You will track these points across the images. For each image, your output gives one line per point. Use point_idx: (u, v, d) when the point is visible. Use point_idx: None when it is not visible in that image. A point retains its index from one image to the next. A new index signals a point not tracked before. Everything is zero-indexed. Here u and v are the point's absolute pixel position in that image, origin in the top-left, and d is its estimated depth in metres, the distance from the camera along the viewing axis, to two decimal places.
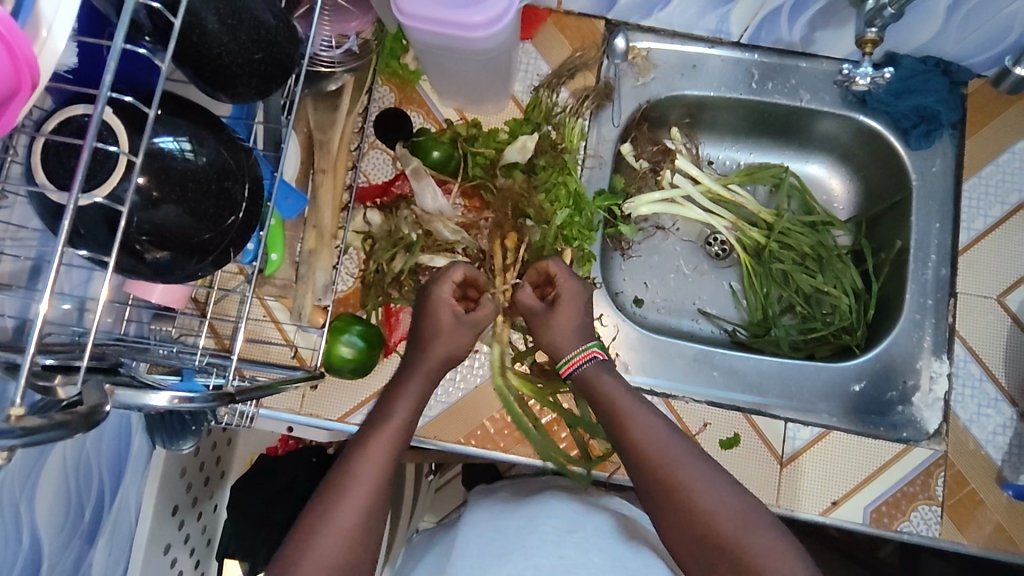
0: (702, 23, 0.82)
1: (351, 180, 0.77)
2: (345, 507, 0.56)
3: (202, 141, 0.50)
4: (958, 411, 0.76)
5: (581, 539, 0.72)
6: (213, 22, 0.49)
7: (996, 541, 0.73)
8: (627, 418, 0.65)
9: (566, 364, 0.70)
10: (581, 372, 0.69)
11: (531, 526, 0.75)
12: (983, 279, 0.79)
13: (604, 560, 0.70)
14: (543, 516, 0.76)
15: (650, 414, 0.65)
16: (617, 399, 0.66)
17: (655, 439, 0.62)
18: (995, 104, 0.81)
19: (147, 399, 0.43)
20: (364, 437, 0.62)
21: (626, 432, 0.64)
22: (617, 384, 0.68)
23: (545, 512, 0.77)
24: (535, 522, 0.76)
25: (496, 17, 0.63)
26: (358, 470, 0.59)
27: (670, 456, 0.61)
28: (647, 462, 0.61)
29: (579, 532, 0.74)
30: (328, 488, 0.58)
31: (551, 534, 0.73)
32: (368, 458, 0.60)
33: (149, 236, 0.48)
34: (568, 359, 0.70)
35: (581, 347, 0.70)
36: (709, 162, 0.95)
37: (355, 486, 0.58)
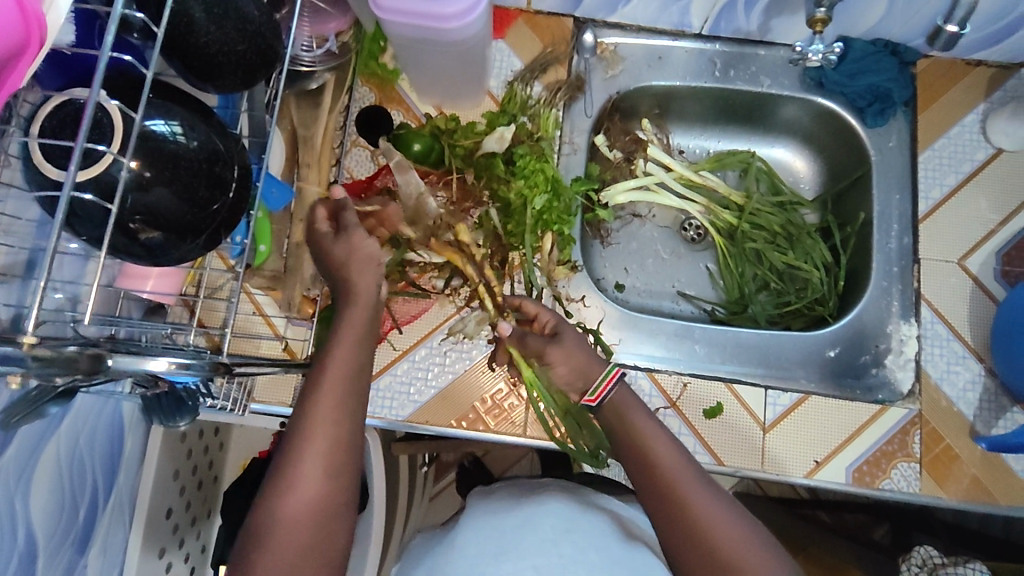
0: (665, 16, 0.87)
1: (335, 175, 0.80)
2: (291, 505, 0.54)
3: (193, 126, 0.52)
4: (929, 370, 0.79)
5: (577, 537, 0.73)
6: (200, 13, 0.52)
7: (974, 494, 0.75)
8: (649, 451, 0.61)
9: (596, 391, 0.66)
10: (607, 402, 0.66)
11: (529, 528, 0.75)
12: (944, 245, 0.83)
13: (602, 558, 0.71)
14: (539, 514, 0.77)
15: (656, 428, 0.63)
16: (640, 424, 0.63)
17: (681, 474, 0.59)
18: (943, 81, 0.87)
19: (147, 366, 0.45)
20: (307, 412, 0.57)
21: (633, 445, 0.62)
22: (645, 412, 0.65)
23: (538, 510, 0.78)
24: (529, 522, 0.77)
25: (469, 8, 0.66)
26: (302, 459, 0.55)
27: (692, 495, 0.58)
28: (666, 500, 0.58)
29: (577, 530, 0.75)
30: (272, 478, 0.56)
31: (550, 534, 0.74)
32: (310, 453, 0.56)
33: (142, 216, 0.50)
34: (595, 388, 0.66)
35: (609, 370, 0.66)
36: (680, 151, 0.99)
37: (299, 479, 0.55)
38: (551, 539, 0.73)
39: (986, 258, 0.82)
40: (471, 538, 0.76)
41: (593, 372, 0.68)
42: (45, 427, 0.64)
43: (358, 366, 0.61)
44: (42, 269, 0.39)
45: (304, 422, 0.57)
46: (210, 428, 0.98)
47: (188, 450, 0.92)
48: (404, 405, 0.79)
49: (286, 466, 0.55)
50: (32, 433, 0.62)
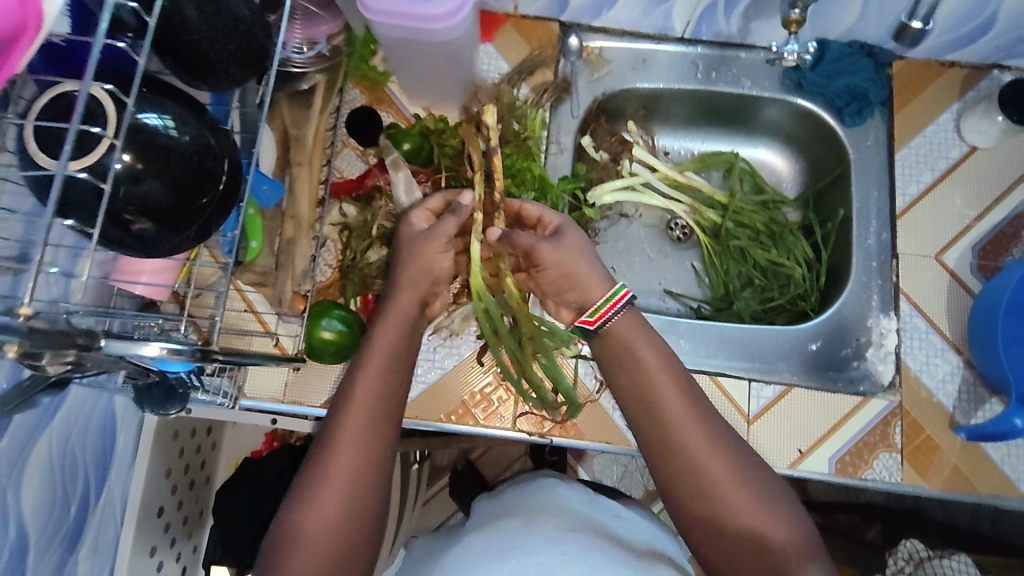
0: (647, 21, 0.89)
1: (326, 174, 0.81)
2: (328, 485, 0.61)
3: (185, 120, 0.54)
4: (908, 362, 0.81)
5: (580, 537, 0.73)
6: (192, 11, 0.54)
7: (954, 483, 0.77)
8: (647, 381, 0.66)
9: (596, 312, 0.68)
10: (606, 324, 0.68)
11: (532, 527, 0.75)
12: (921, 240, 0.85)
13: (604, 556, 0.71)
14: (545, 516, 0.77)
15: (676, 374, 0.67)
16: (640, 348, 0.68)
17: (675, 402, 0.65)
18: (919, 82, 0.89)
19: (139, 351, 0.46)
20: (333, 435, 0.63)
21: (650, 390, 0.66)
22: (646, 336, 0.69)
23: (546, 516, 0.77)
24: (537, 521, 0.76)
25: (454, 9, 0.69)
26: (328, 480, 0.61)
27: (682, 422, 0.64)
28: (658, 428, 0.65)
29: (579, 531, 0.75)
30: (296, 499, 0.61)
31: (553, 533, 0.74)
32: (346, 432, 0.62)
33: (135, 206, 0.51)
34: (597, 309, 0.68)
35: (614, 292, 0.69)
36: (665, 152, 1.02)
37: (322, 501, 0.60)
38: (542, 534, 0.74)
39: (962, 252, 0.84)
40: (473, 543, 0.75)
41: (593, 291, 0.70)
42: (37, 420, 0.65)
43: (388, 381, 0.66)
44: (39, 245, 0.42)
45: (329, 449, 0.62)
46: (201, 428, 0.99)
47: (180, 449, 0.93)
48: None
49: (311, 489, 0.61)
50: (24, 426, 0.63)
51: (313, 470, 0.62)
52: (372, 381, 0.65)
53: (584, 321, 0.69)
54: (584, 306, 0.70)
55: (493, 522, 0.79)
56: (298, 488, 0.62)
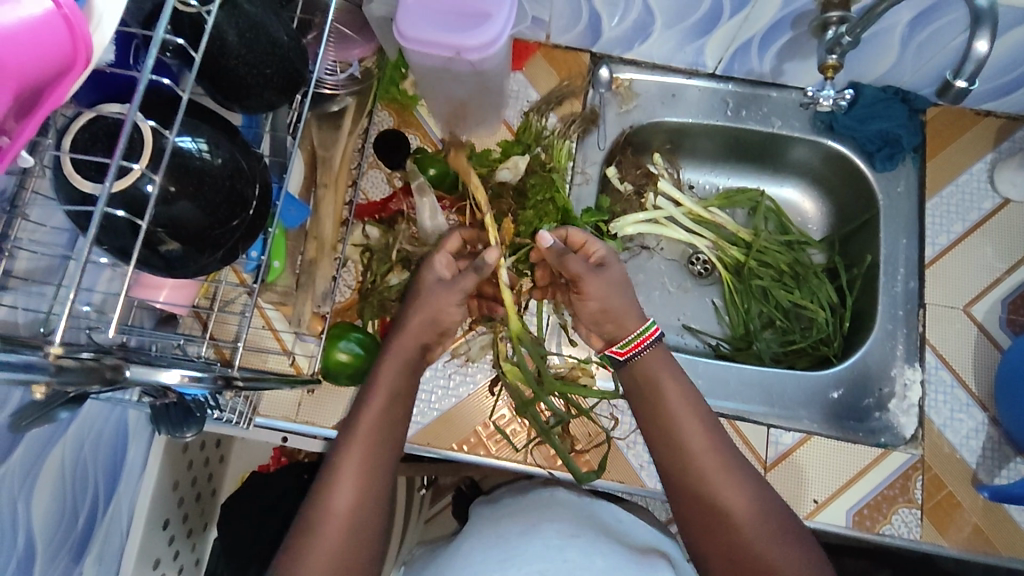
0: (680, 56, 0.89)
1: (351, 196, 0.81)
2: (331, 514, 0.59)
3: (218, 144, 0.54)
4: (932, 416, 0.79)
5: (584, 543, 0.71)
6: (233, 36, 0.54)
7: (975, 542, 0.75)
8: (669, 407, 0.66)
9: (627, 345, 0.69)
10: (635, 360, 0.69)
11: (532, 534, 0.73)
12: (949, 291, 0.83)
13: (606, 564, 0.69)
14: (545, 522, 0.75)
15: (690, 398, 0.68)
16: (667, 384, 0.67)
17: (699, 433, 0.65)
18: (952, 129, 0.88)
19: (159, 377, 0.46)
20: (336, 460, 0.62)
21: (666, 410, 0.67)
22: (678, 380, 0.68)
23: (544, 520, 0.75)
24: (536, 528, 0.74)
25: (490, 41, 0.68)
26: (335, 494, 0.60)
27: (702, 452, 0.64)
28: (676, 458, 0.65)
29: (581, 537, 0.72)
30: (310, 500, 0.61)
31: (555, 540, 0.71)
32: (351, 461, 0.62)
33: (165, 228, 0.51)
34: (627, 341, 0.69)
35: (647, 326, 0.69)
36: (690, 186, 1.01)
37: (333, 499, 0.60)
38: (542, 539, 0.71)
39: (991, 306, 0.82)
40: (474, 551, 0.73)
41: (627, 324, 0.70)
42: (53, 431, 0.65)
43: (401, 386, 0.67)
44: (75, 275, 0.40)
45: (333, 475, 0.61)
46: (211, 440, 0.98)
47: (188, 461, 0.92)
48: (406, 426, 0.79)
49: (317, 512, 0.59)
50: (39, 437, 0.63)
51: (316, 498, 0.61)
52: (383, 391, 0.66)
53: (615, 351, 0.70)
54: (614, 337, 0.71)
55: (493, 528, 0.77)
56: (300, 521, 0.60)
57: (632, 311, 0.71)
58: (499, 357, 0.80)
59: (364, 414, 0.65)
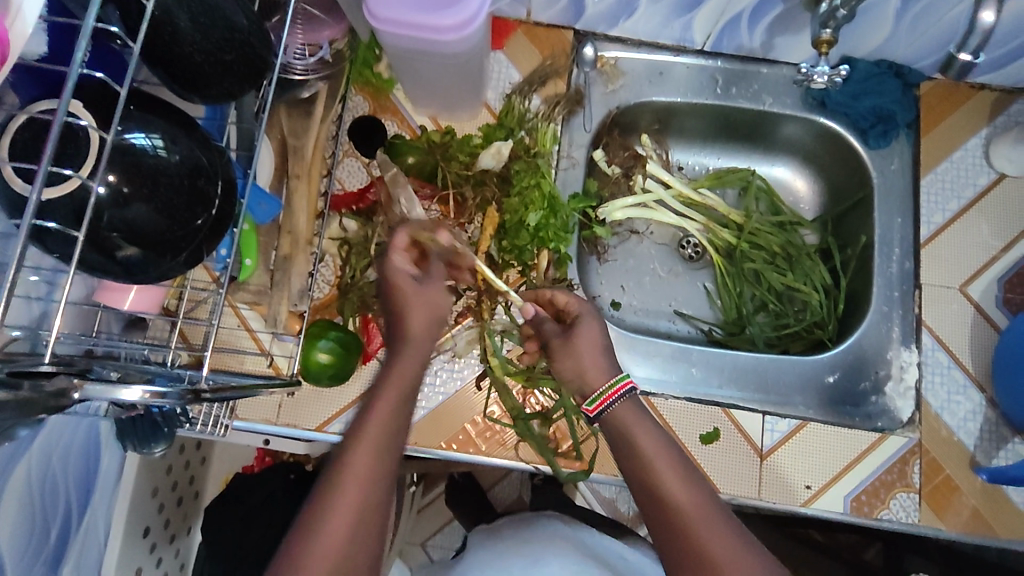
0: (666, 32, 0.85)
1: (326, 187, 0.77)
2: (317, 556, 0.48)
3: (175, 139, 0.50)
4: (929, 399, 0.78)
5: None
6: (185, 21, 0.50)
7: (974, 526, 0.74)
8: (645, 454, 0.58)
9: (595, 401, 0.61)
10: (608, 411, 0.61)
11: (535, 569, 0.72)
12: (945, 270, 0.81)
13: None
14: (547, 556, 0.74)
15: (666, 443, 0.59)
16: (628, 416, 0.60)
17: (683, 494, 0.56)
18: (948, 103, 0.85)
19: (118, 394, 0.42)
20: (328, 489, 0.51)
21: (642, 459, 0.58)
22: (649, 426, 0.60)
23: (547, 553, 0.75)
24: (539, 561, 0.74)
25: (467, 21, 0.64)
26: (321, 534, 0.49)
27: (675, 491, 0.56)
28: (651, 497, 0.57)
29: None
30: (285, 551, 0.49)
31: None
32: (341, 493, 0.50)
33: (120, 233, 0.47)
34: (596, 396, 0.61)
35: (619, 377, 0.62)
36: (679, 167, 0.98)
37: (317, 551, 0.48)
38: None
39: (987, 284, 0.80)
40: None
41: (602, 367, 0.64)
42: (16, 447, 0.61)
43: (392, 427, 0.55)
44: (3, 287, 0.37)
45: (320, 509, 0.50)
46: (191, 442, 0.95)
47: (168, 466, 0.89)
48: None
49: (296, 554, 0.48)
50: (1, 454, 0.59)
51: (301, 536, 0.49)
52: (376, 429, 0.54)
53: (585, 409, 0.62)
54: (585, 393, 0.64)
55: (495, 561, 0.76)
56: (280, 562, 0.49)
57: (599, 366, 0.64)
58: (486, 353, 0.77)
59: (360, 445, 0.53)
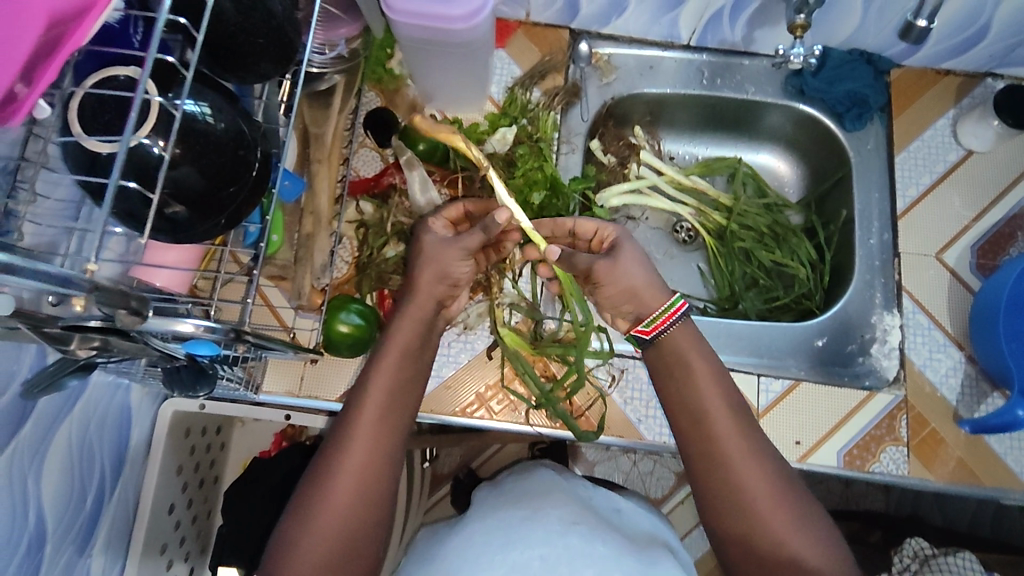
0: (655, 28, 0.92)
1: (344, 172, 0.83)
2: (342, 467, 0.61)
3: (220, 109, 0.55)
4: (912, 357, 0.83)
5: (584, 530, 0.74)
6: (229, 4, 0.56)
7: (960, 474, 0.79)
8: (700, 387, 0.64)
9: (652, 322, 0.66)
10: (661, 336, 0.66)
11: (533, 520, 0.75)
12: (922, 239, 0.87)
13: (607, 552, 0.72)
14: (546, 507, 0.78)
15: (721, 376, 0.65)
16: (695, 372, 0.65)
17: (727, 422, 0.63)
18: (916, 88, 0.93)
19: (173, 326, 0.48)
20: (348, 419, 0.64)
21: (696, 389, 0.64)
22: (703, 358, 0.66)
23: (546, 505, 0.78)
24: (538, 513, 0.77)
25: (475, 11, 0.71)
26: (346, 450, 0.62)
27: (732, 446, 0.62)
28: (707, 449, 0.62)
29: (582, 523, 0.76)
30: (330, 445, 0.63)
31: (557, 525, 0.74)
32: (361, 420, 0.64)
33: (169, 190, 0.53)
34: (652, 318, 0.66)
35: (669, 304, 0.66)
36: (670, 156, 1.04)
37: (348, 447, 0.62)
38: (543, 525, 0.74)
39: (961, 251, 0.86)
40: (475, 534, 0.76)
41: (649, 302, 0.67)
42: (60, 408, 0.65)
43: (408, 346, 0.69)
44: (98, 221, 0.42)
45: (344, 432, 0.63)
46: (213, 426, 0.99)
47: (191, 447, 0.93)
48: None
49: (325, 467, 0.62)
50: (48, 412, 0.63)
51: (328, 454, 0.63)
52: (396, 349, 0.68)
53: (640, 329, 0.67)
54: (640, 315, 0.68)
55: (497, 513, 0.79)
56: (313, 475, 0.62)
57: (653, 286, 0.67)
58: (497, 324, 0.81)
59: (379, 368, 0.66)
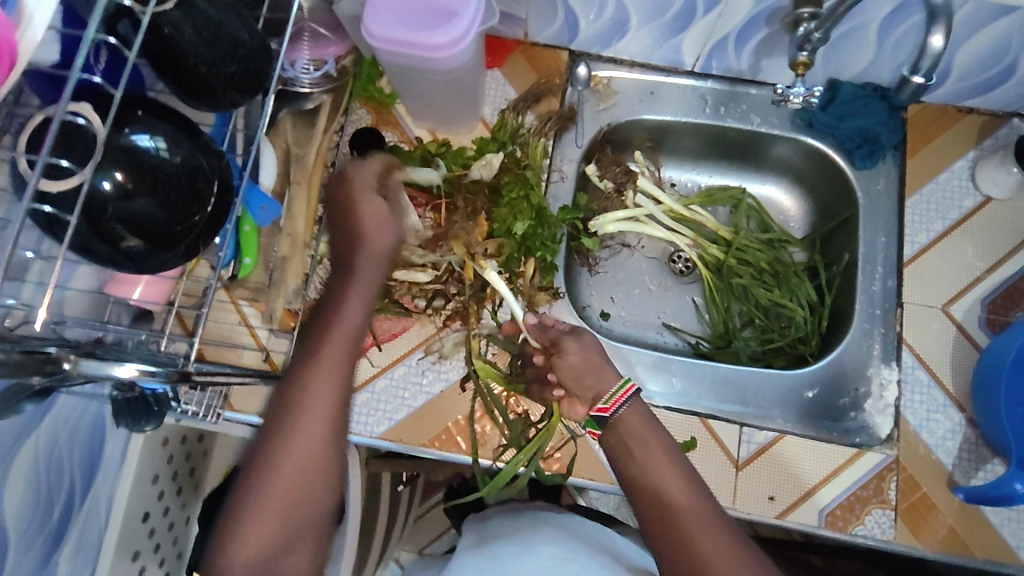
0: (658, 53, 0.89)
1: (326, 193, 0.82)
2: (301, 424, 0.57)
3: (178, 143, 0.54)
4: (907, 416, 0.78)
5: (578, 567, 0.71)
6: (190, 33, 0.54)
7: (949, 545, 0.74)
8: (643, 441, 0.68)
9: (611, 400, 0.70)
10: (618, 413, 0.70)
11: (527, 553, 0.73)
12: (928, 289, 0.82)
13: None
14: (539, 543, 0.75)
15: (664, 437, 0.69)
16: (655, 451, 0.67)
17: (669, 471, 0.65)
18: (934, 126, 0.87)
19: (112, 370, 0.46)
20: (307, 367, 0.60)
21: (641, 444, 0.68)
22: (648, 421, 0.70)
23: (538, 541, 0.76)
24: (530, 548, 0.74)
25: (457, 39, 0.69)
26: (306, 402, 0.58)
27: (673, 487, 0.64)
28: (655, 498, 0.64)
29: (575, 560, 0.72)
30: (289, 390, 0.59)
31: (549, 562, 0.71)
32: (324, 373, 0.60)
33: (122, 225, 0.51)
34: (610, 395, 0.70)
35: (625, 381, 0.71)
36: (672, 184, 1.01)
37: (299, 419, 0.57)
38: (538, 560, 0.72)
39: (969, 305, 0.81)
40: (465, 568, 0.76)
41: (608, 380, 0.72)
42: (26, 423, 0.66)
43: (350, 353, 0.63)
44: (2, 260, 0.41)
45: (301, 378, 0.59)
46: (193, 435, 1.00)
47: (169, 455, 0.94)
48: (379, 422, 0.80)
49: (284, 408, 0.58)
50: (11, 428, 0.64)
51: (286, 399, 0.59)
52: (338, 358, 0.61)
53: (600, 409, 0.70)
54: (598, 394, 0.72)
55: (486, 554, 0.76)
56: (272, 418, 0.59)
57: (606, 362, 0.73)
58: (471, 356, 0.80)
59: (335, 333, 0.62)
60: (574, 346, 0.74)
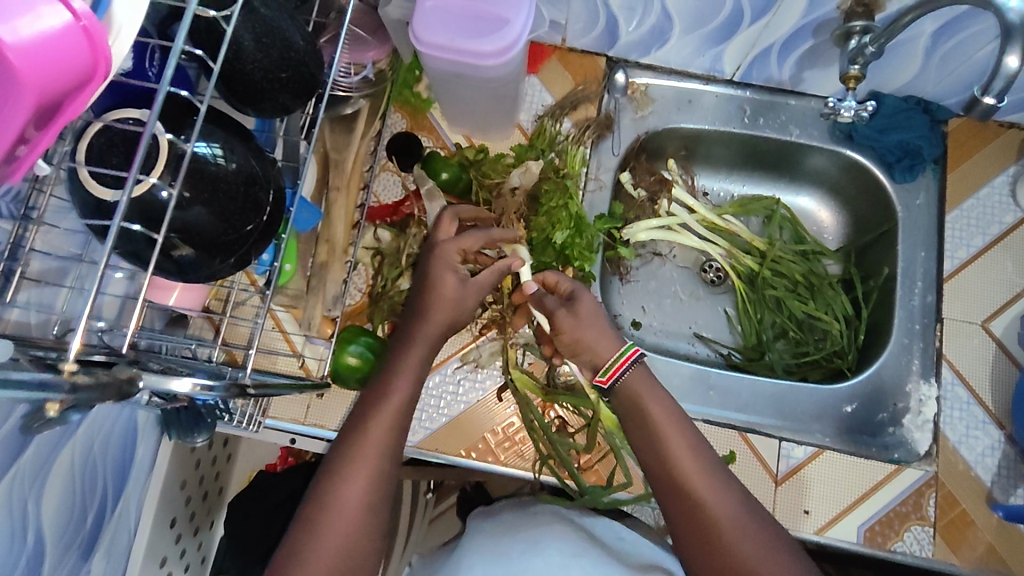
0: (697, 61, 0.88)
1: (363, 199, 0.81)
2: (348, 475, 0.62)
3: (232, 148, 0.53)
4: (947, 432, 0.78)
5: (587, 563, 0.69)
6: (249, 41, 0.53)
7: (989, 562, 0.74)
8: (654, 420, 0.66)
9: (608, 371, 0.68)
10: (620, 382, 0.68)
11: (535, 550, 0.70)
12: (967, 305, 0.82)
13: None
14: (546, 538, 0.72)
15: (675, 411, 0.67)
16: (669, 431, 0.66)
17: (684, 452, 0.64)
18: (974, 141, 0.86)
19: (171, 385, 0.45)
20: (358, 428, 0.64)
21: (653, 423, 0.66)
22: (655, 390, 0.68)
23: (547, 536, 0.72)
24: (537, 545, 0.71)
25: (506, 47, 0.68)
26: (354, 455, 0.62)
27: (690, 469, 0.63)
28: (673, 480, 0.63)
29: (584, 556, 0.69)
30: (343, 444, 0.64)
31: (556, 557, 0.69)
32: (373, 420, 0.65)
33: (178, 234, 0.50)
34: (607, 368, 0.68)
35: (621, 352, 0.68)
36: (705, 192, 1.00)
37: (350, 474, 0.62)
38: (544, 557, 0.69)
39: (1009, 322, 0.81)
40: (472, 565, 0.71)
41: (603, 352, 0.69)
42: (64, 431, 0.65)
43: (404, 415, 0.66)
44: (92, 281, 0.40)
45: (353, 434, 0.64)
46: (219, 439, 0.99)
47: (196, 461, 0.93)
48: (415, 431, 0.79)
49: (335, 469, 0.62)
50: (50, 437, 0.63)
51: (337, 456, 0.63)
52: (393, 415, 0.65)
53: (598, 380, 0.69)
54: (595, 366, 0.70)
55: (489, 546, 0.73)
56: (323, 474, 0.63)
57: (606, 338, 0.70)
58: (509, 365, 0.80)
59: (388, 394, 0.66)
60: (567, 322, 0.70)
